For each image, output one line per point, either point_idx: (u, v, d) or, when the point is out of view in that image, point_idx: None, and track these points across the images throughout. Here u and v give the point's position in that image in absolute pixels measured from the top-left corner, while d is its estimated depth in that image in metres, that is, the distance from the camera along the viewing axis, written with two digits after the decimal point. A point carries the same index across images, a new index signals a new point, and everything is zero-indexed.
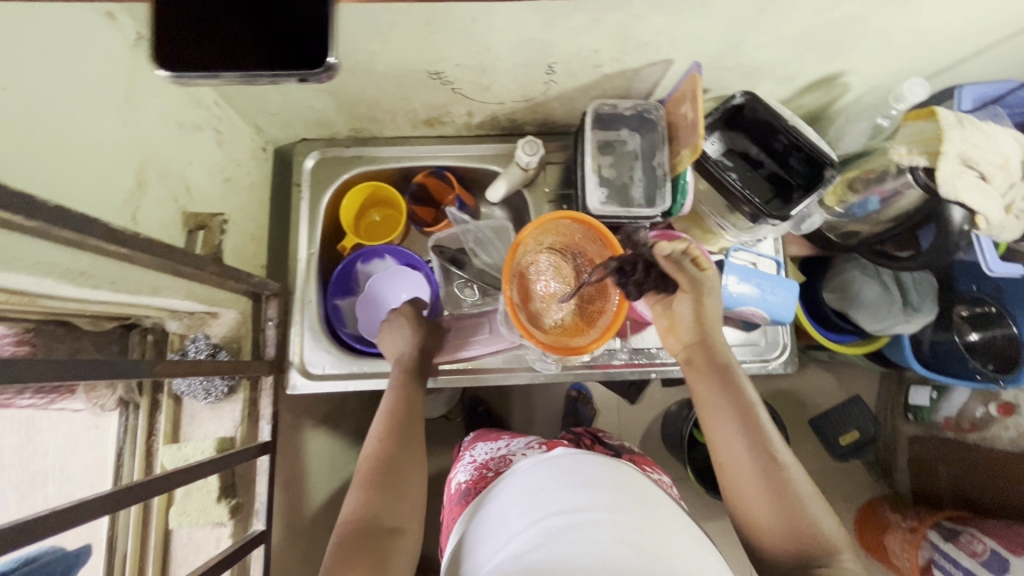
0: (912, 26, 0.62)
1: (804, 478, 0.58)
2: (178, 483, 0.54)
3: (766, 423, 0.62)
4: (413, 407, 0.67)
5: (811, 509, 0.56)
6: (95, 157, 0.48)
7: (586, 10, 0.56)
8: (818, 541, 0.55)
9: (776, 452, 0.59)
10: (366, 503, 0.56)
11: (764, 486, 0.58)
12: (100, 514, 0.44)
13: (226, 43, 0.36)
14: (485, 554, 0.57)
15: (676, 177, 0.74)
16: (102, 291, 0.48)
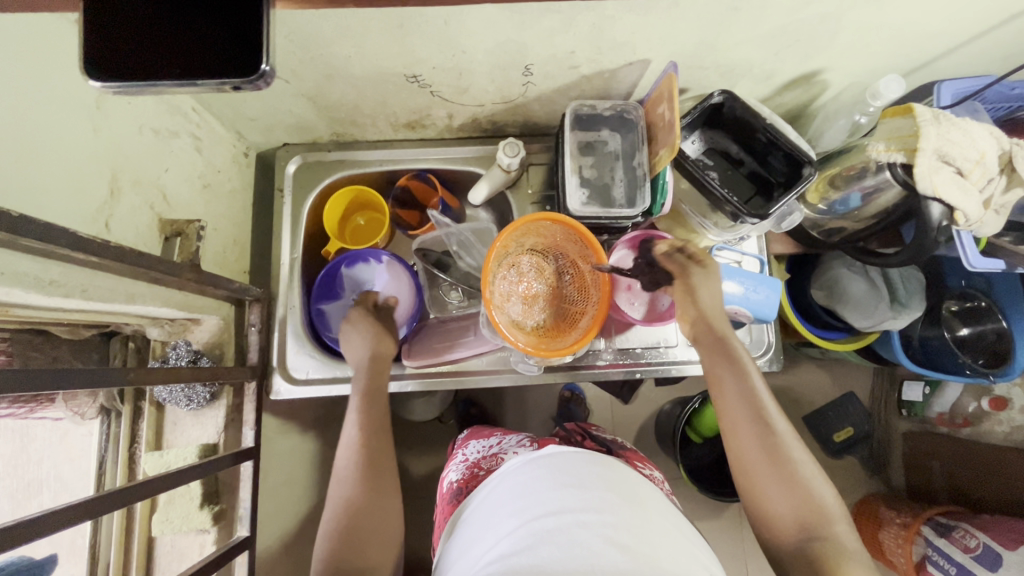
0: (887, 23, 0.62)
1: (803, 450, 0.58)
2: (155, 490, 0.54)
3: (763, 395, 0.61)
4: (373, 431, 0.66)
5: (811, 482, 0.56)
6: (65, 166, 0.48)
7: (558, 12, 0.56)
8: (817, 513, 0.54)
9: (774, 426, 0.59)
10: (333, 553, 0.56)
11: (764, 459, 0.57)
12: (71, 523, 0.44)
13: (177, 51, 0.35)
14: (472, 557, 0.56)
15: (654, 177, 0.73)
16: (73, 299, 0.48)
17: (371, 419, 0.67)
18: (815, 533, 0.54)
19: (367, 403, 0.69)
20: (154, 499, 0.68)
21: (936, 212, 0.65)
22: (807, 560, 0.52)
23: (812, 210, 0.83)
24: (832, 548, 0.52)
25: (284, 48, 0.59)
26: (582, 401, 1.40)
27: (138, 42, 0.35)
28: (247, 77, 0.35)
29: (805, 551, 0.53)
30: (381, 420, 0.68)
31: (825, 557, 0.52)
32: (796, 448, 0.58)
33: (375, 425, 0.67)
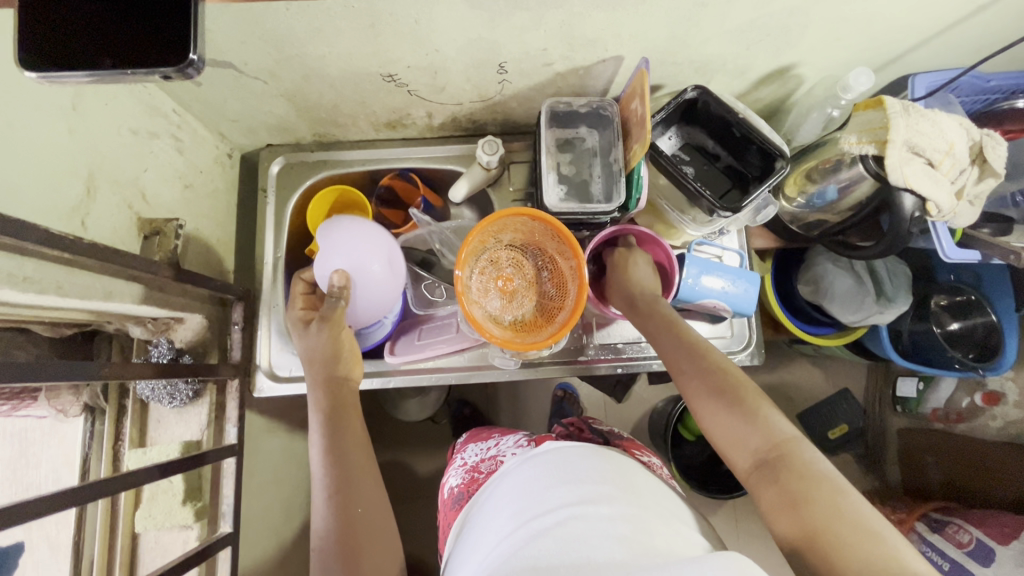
0: (854, 16, 0.62)
1: (749, 388, 0.59)
2: (121, 488, 0.55)
3: (703, 347, 0.63)
4: (342, 460, 0.65)
5: (766, 416, 0.57)
6: (41, 166, 0.49)
7: (526, 9, 0.57)
8: (775, 442, 0.55)
9: (719, 374, 0.61)
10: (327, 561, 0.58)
11: (716, 406, 0.59)
12: (29, 519, 0.45)
13: (114, 42, 0.37)
14: (475, 558, 0.57)
15: (629, 172, 0.73)
16: (48, 296, 0.49)
17: (338, 446, 0.66)
18: (778, 461, 0.54)
19: (333, 428, 0.67)
20: (138, 495, 0.69)
21: (908, 203, 0.65)
22: (777, 489, 0.52)
23: (791, 204, 0.83)
24: (793, 471, 0.53)
25: (257, 48, 0.60)
26: (576, 400, 1.36)
27: (78, 34, 0.37)
28: (173, 65, 0.37)
29: (773, 482, 0.53)
30: (354, 448, 0.66)
31: (790, 482, 0.52)
32: (747, 389, 0.59)
33: (345, 454, 0.65)
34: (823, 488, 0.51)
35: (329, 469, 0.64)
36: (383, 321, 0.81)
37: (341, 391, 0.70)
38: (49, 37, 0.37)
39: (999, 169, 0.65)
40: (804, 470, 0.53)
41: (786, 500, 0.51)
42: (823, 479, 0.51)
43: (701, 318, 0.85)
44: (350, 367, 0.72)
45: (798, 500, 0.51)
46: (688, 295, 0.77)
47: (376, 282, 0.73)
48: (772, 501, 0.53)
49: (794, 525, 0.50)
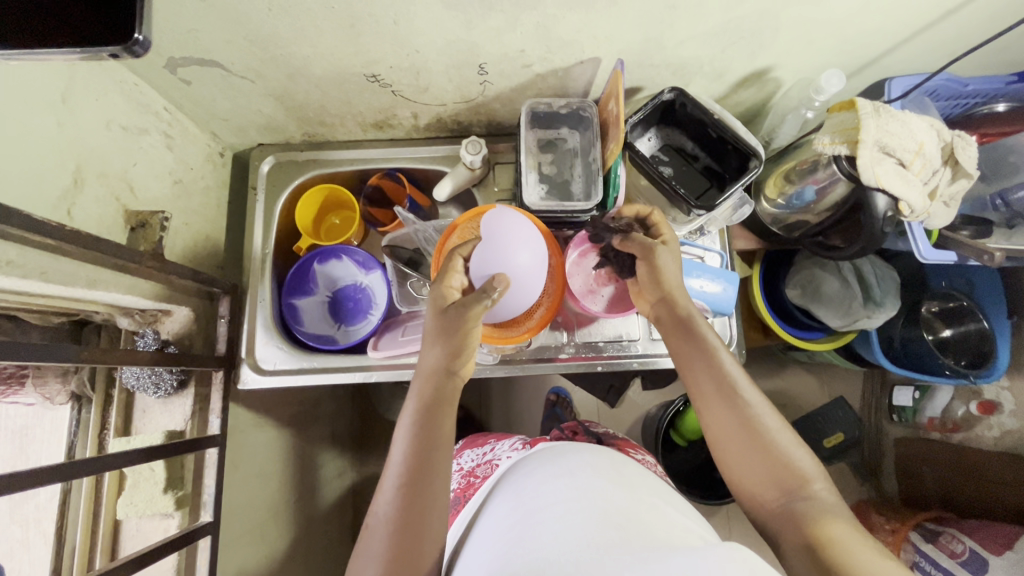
0: (825, 20, 0.64)
1: (773, 414, 0.58)
2: (93, 469, 0.56)
3: (732, 366, 0.60)
4: (425, 449, 0.57)
5: (788, 446, 0.56)
6: (25, 156, 0.51)
7: (501, 10, 0.59)
8: (797, 473, 0.54)
9: (743, 393, 0.58)
10: (393, 544, 0.52)
11: (741, 431, 0.57)
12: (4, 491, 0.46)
13: (66, 22, 0.37)
14: (475, 559, 0.55)
15: (607, 170, 0.75)
16: (32, 281, 0.51)
17: (425, 434, 0.57)
18: (796, 492, 0.53)
19: (427, 415, 0.59)
20: (121, 482, 0.70)
21: (881, 203, 0.66)
22: (797, 519, 0.52)
23: (772, 206, 0.84)
24: (809, 499, 0.53)
25: (242, 47, 0.62)
26: (568, 404, 1.36)
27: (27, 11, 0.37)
28: (121, 43, 0.37)
29: (794, 514, 0.52)
30: (444, 443, 0.58)
31: (809, 514, 0.52)
32: (770, 415, 0.57)
33: (431, 444, 0.57)
34: (842, 523, 0.50)
35: (409, 453, 0.57)
36: (370, 318, 0.88)
37: (445, 387, 0.60)
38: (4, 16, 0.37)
39: (971, 170, 0.66)
40: (823, 505, 0.52)
41: (808, 532, 0.50)
42: (839, 514, 0.51)
43: None
44: (466, 363, 0.63)
45: (810, 521, 0.51)
46: None
47: (525, 279, 0.66)
48: (789, 530, 0.52)
49: (800, 541, 0.50)
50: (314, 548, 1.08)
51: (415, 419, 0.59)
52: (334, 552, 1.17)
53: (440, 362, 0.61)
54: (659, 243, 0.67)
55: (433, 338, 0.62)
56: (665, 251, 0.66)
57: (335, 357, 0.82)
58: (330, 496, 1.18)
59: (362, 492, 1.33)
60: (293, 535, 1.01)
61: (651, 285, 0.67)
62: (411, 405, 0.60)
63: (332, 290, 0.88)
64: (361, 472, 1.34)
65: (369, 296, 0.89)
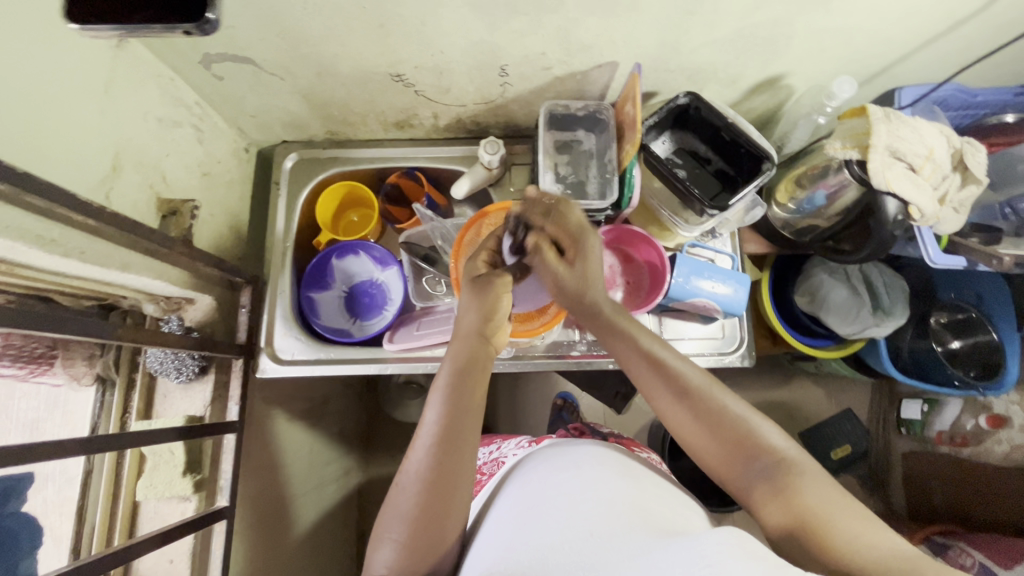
0: (837, 28, 0.66)
1: (720, 389, 0.58)
2: (115, 446, 0.57)
3: (673, 356, 0.61)
4: (459, 415, 0.58)
5: (745, 416, 0.56)
6: (68, 142, 0.54)
7: (524, 13, 0.61)
8: (757, 442, 0.54)
9: (689, 378, 0.58)
10: (424, 502, 0.54)
11: (695, 419, 0.57)
12: (25, 460, 0.47)
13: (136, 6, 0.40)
14: (479, 543, 0.56)
15: (622, 172, 0.76)
16: (71, 260, 0.53)
17: (459, 399, 0.59)
18: (762, 460, 0.53)
19: (462, 379, 0.60)
20: (142, 463, 0.72)
21: (891, 207, 0.67)
22: (771, 488, 0.52)
23: (782, 210, 0.86)
24: (779, 467, 0.53)
25: (275, 45, 0.65)
26: (575, 409, 1.37)
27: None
28: (193, 22, 0.41)
29: (766, 482, 0.52)
30: (476, 410, 0.59)
31: (781, 479, 0.52)
32: (716, 391, 0.57)
33: (466, 411, 0.58)
34: (815, 485, 0.51)
35: (443, 417, 0.57)
36: (385, 313, 0.89)
37: (480, 351, 0.63)
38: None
39: (980, 176, 0.68)
40: (791, 467, 0.52)
41: (785, 502, 0.50)
42: (809, 473, 0.52)
43: (693, 319, 0.87)
44: (498, 331, 0.66)
45: (787, 490, 0.51)
46: (678, 293, 0.79)
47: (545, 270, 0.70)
48: (765, 502, 0.52)
49: (785, 514, 0.50)
50: (320, 541, 1.09)
51: (450, 381, 0.60)
52: (338, 549, 1.18)
53: (474, 325, 0.64)
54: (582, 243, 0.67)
55: (472, 300, 0.66)
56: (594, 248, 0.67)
57: (350, 349, 0.84)
58: (337, 493, 1.19)
59: (367, 490, 1.34)
60: (300, 530, 1.02)
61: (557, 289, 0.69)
62: (446, 370, 0.61)
63: (349, 285, 0.90)
64: (367, 471, 1.35)
65: (384, 291, 0.90)
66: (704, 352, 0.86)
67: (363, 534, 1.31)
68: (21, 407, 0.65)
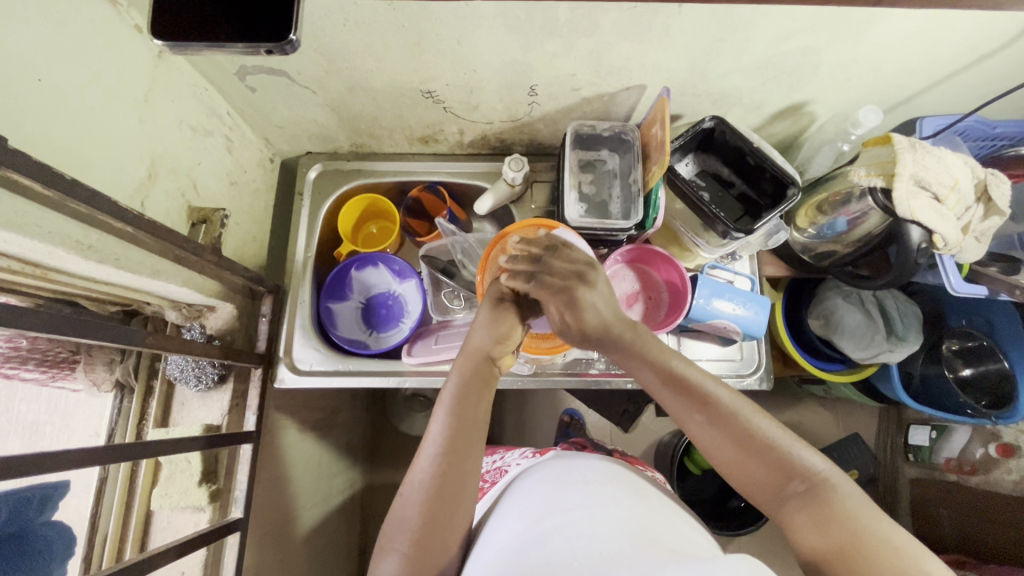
0: (863, 60, 0.67)
1: (752, 409, 0.57)
2: (142, 455, 0.57)
3: (703, 378, 0.60)
4: (465, 427, 0.58)
5: (777, 439, 0.55)
6: (110, 150, 0.54)
7: (559, 36, 0.62)
8: (791, 465, 0.53)
9: (722, 401, 0.57)
10: (428, 512, 0.54)
11: (730, 441, 0.56)
12: (53, 468, 0.46)
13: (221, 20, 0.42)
14: (480, 556, 0.53)
15: (647, 193, 0.77)
16: (106, 266, 0.53)
17: (464, 412, 0.59)
18: (798, 481, 0.53)
19: (467, 392, 0.60)
20: (157, 472, 0.71)
21: (915, 236, 0.68)
22: (807, 512, 0.51)
23: (803, 234, 0.86)
24: (817, 492, 0.51)
25: (312, 59, 0.66)
26: (581, 426, 1.33)
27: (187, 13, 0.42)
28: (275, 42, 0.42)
29: (802, 505, 0.51)
30: (480, 424, 0.59)
31: (819, 502, 0.51)
32: (750, 415, 0.56)
33: (470, 424, 0.58)
34: (854, 507, 0.50)
35: (448, 429, 0.58)
36: (402, 326, 0.89)
37: (485, 368, 0.63)
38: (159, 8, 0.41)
39: (1003, 208, 0.69)
40: (827, 488, 0.52)
41: (822, 525, 0.49)
42: (847, 495, 0.51)
43: (711, 339, 0.86)
44: (506, 355, 0.67)
45: (827, 515, 0.50)
46: (700, 315, 0.79)
47: None
48: (800, 525, 0.51)
49: (821, 539, 0.49)
50: (323, 554, 1.07)
51: (456, 393, 0.60)
52: (341, 562, 1.16)
53: (486, 344, 0.64)
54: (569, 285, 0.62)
55: (488, 320, 0.66)
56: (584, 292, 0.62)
57: (369, 361, 0.85)
58: (341, 506, 1.18)
59: (370, 502, 1.32)
60: (306, 545, 1.01)
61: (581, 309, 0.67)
62: (452, 383, 0.61)
63: (366, 297, 0.90)
64: (370, 484, 1.33)
65: (401, 304, 0.90)
66: (721, 373, 0.86)
67: (364, 548, 1.28)
68: (23, 409, 0.65)
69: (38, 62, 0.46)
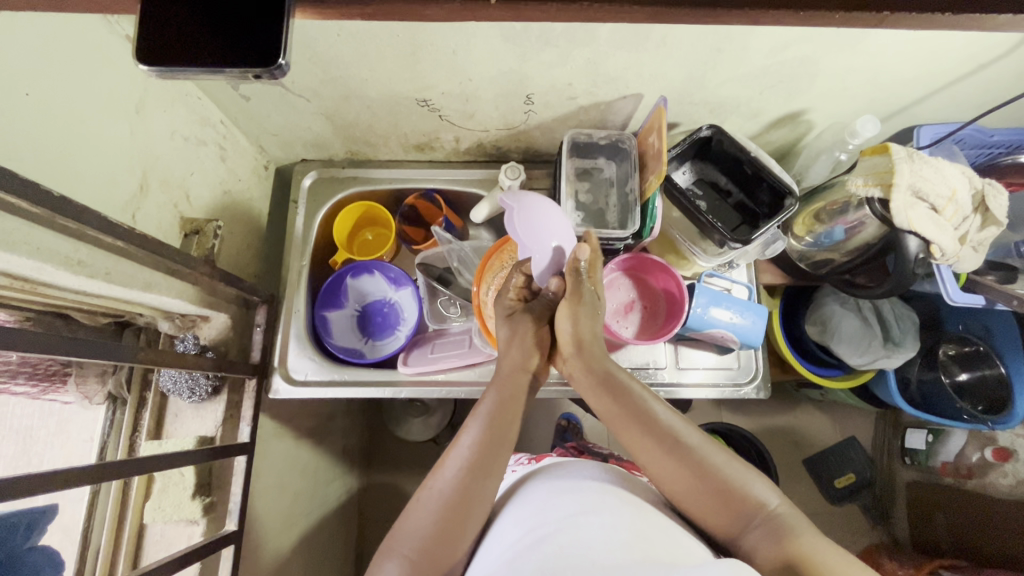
0: (860, 69, 0.67)
1: (715, 449, 0.57)
2: (133, 471, 0.56)
3: (665, 413, 0.60)
4: (494, 445, 0.59)
5: (734, 474, 0.55)
6: (100, 163, 0.54)
7: (556, 45, 0.62)
8: (748, 499, 0.53)
9: (683, 437, 0.57)
10: (444, 520, 0.54)
11: (688, 475, 0.55)
12: (44, 489, 0.46)
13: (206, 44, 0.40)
14: (479, 566, 0.53)
15: (644, 202, 0.77)
16: (97, 281, 0.52)
17: (496, 429, 0.60)
18: (758, 514, 0.52)
19: (501, 408, 0.62)
20: (150, 486, 0.71)
21: (913, 245, 0.67)
22: (766, 539, 0.50)
23: (800, 242, 0.86)
24: (776, 523, 0.51)
25: (306, 68, 0.65)
26: (578, 430, 1.33)
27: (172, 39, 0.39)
28: (264, 67, 0.39)
29: (762, 534, 0.51)
30: (512, 440, 0.61)
31: (780, 529, 0.51)
32: (710, 449, 0.57)
33: (502, 440, 0.59)
34: (810, 534, 0.50)
35: (480, 442, 0.59)
36: (398, 335, 0.88)
37: (524, 385, 0.65)
38: (154, 32, 0.39)
39: (1000, 218, 0.69)
40: (787, 522, 0.51)
41: (782, 548, 0.49)
42: (802, 525, 0.51)
43: (708, 348, 0.86)
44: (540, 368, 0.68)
45: (787, 541, 0.49)
46: (697, 324, 0.78)
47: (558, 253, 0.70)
48: (761, 555, 0.50)
49: (781, 559, 0.49)
50: (318, 561, 1.06)
51: (492, 408, 0.62)
52: (338, 569, 1.15)
53: (519, 361, 0.66)
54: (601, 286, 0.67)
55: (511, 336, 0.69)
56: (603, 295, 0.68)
57: (365, 371, 0.84)
58: (338, 513, 1.17)
59: (366, 508, 1.31)
60: (303, 554, 1.00)
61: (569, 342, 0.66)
62: (489, 399, 0.62)
63: (361, 304, 0.89)
64: (367, 490, 1.33)
65: (397, 311, 0.89)
66: (718, 382, 0.86)
67: (361, 554, 1.28)
68: (18, 414, 0.66)
69: (25, 75, 0.46)
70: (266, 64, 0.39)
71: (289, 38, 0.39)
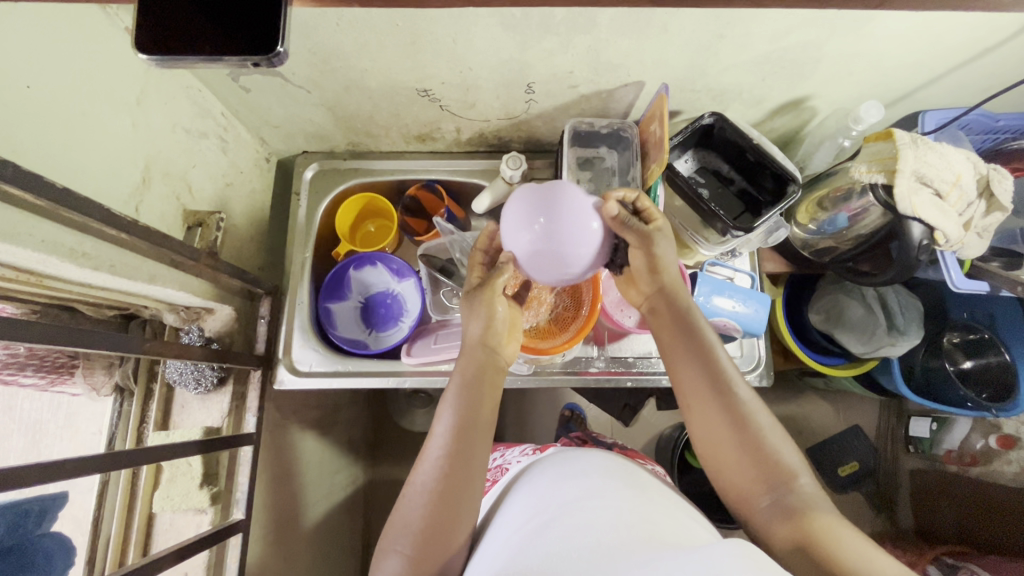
0: (864, 54, 0.66)
1: (765, 413, 0.57)
2: (141, 460, 0.57)
3: (725, 363, 0.60)
4: (468, 434, 0.58)
5: (773, 439, 0.56)
6: (102, 156, 0.54)
7: (557, 33, 0.61)
8: (779, 467, 0.54)
9: (734, 388, 0.58)
10: (432, 512, 0.54)
11: (728, 427, 0.56)
12: (56, 479, 0.47)
13: (205, 36, 0.40)
14: (483, 554, 0.53)
15: (646, 190, 0.77)
16: (102, 273, 0.53)
17: (470, 416, 0.60)
18: (783, 486, 0.53)
19: (470, 393, 0.61)
20: (158, 476, 0.72)
21: (917, 232, 0.67)
22: (782, 511, 0.51)
23: (803, 231, 0.86)
24: (796, 498, 0.52)
25: (306, 59, 0.65)
26: (582, 420, 1.34)
27: (182, 30, 0.40)
28: (263, 55, 0.40)
29: (779, 506, 0.52)
30: (485, 422, 0.60)
31: (797, 505, 0.51)
32: (757, 410, 0.57)
33: (474, 423, 0.59)
34: (828, 513, 0.50)
35: (453, 429, 0.59)
36: (401, 325, 0.89)
37: (487, 362, 0.64)
38: (157, 27, 0.40)
39: (1005, 204, 0.68)
40: (810, 500, 0.52)
41: (795, 523, 0.50)
42: (821, 504, 0.51)
43: None
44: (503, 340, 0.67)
45: (802, 516, 0.50)
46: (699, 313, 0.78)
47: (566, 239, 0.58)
48: (774, 525, 0.51)
49: (791, 531, 0.50)
50: (325, 551, 1.08)
51: (461, 394, 0.61)
52: (344, 558, 1.17)
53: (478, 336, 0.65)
54: (655, 227, 0.62)
55: (471, 315, 0.66)
56: (662, 237, 0.63)
57: (368, 361, 0.84)
58: (344, 503, 1.18)
59: (372, 498, 1.33)
60: (310, 543, 1.01)
61: (647, 275, 0.65)
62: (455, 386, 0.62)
63: (365, 296, 0.89)
64: (373, 481, 1.34)
65: (400, 302, 0.89)
66: None
67: (367, 544, 1.29)
68: (27, 407, 0.66)
69: (25, 69, 0.46)
70: (266, 53, 0.40)
71: (287, 28, 0.40)
